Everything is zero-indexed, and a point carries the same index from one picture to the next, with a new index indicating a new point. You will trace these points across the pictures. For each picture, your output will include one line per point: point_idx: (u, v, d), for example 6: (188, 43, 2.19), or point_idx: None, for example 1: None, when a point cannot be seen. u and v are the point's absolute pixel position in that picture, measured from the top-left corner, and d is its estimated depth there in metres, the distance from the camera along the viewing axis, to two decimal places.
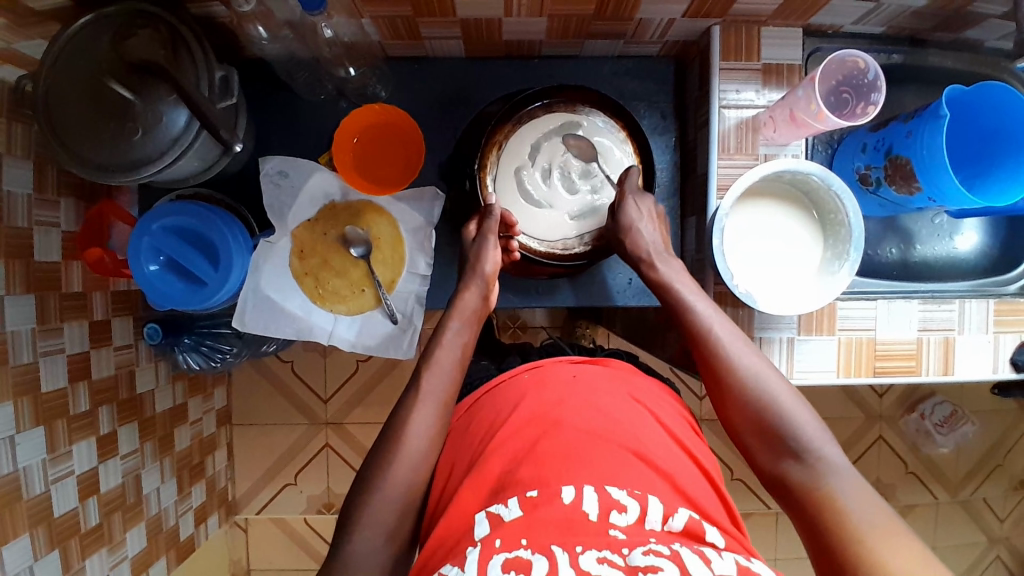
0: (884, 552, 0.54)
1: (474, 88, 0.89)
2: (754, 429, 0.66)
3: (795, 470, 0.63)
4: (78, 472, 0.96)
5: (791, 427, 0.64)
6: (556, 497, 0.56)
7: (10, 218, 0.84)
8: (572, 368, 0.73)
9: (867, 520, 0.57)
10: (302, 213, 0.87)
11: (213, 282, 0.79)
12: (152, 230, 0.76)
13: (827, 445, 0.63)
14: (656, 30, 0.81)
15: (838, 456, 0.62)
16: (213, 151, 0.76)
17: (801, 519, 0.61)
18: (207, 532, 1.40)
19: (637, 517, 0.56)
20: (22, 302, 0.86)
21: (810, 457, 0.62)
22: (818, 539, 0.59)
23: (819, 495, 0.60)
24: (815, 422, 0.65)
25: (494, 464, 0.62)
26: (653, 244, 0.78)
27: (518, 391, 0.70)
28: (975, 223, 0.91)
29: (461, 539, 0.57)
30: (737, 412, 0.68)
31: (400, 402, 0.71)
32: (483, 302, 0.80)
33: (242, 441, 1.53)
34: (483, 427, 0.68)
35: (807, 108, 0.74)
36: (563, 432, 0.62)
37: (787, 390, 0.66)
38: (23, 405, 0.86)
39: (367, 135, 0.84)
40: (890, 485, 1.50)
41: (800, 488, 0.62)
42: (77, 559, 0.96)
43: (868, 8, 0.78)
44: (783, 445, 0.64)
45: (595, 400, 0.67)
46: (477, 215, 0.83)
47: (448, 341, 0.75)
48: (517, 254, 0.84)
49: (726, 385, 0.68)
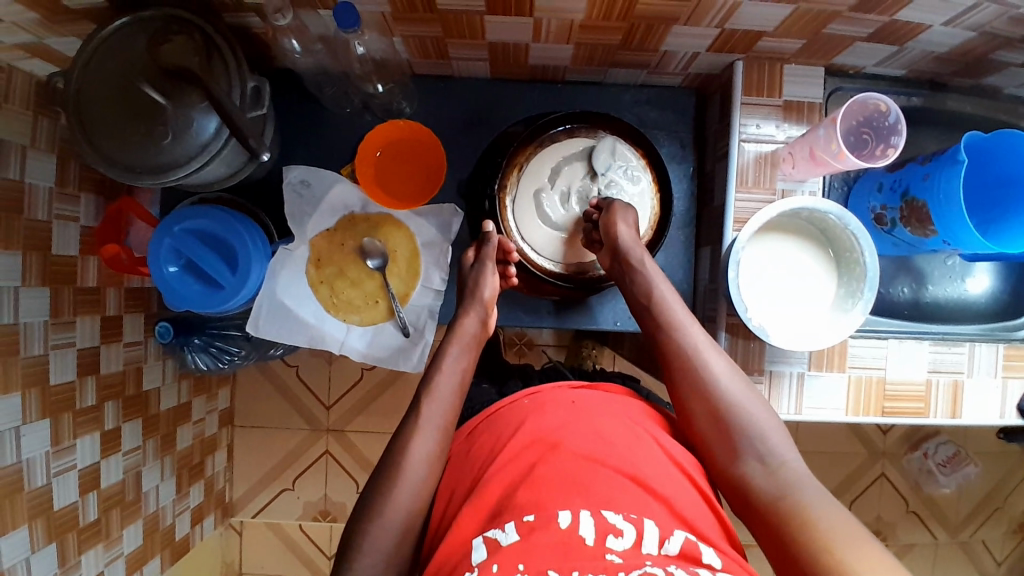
0: (851, 545, 0.55)
1: (497, 109, 0.90)
2: (719, 432, 0.67)
3: (758, 473, 0.64)
4: (80, 466, 0.96)
5: (757, 430, 0.66)
6: (552, 521, 0.57)
7: (32, 210, 0.86)
8: (570, 394, 0.72)
9: (833, 521, 0.58)
10: (322, 223, 0.88)
11: (230, 286, 0.80)
12: (174, 232, 0.78)
13: (789, 451, 0.65)
14: (680, 62, 0.82)
15: (799, 464, 0.64)
16: (239, 157, 0.77)
17: (767, 522, 0.61)
18: (202, 532, 1.40)
19: (633, 540, 0.56)
20: (38, 295, 0.87)
21: (774, 462, 0.64)
22: (787, 541, 0.58)
23: (784, 497, 0.61)
24: (778, 428, 0.67)
25: (492, 489, 0.62)
26: (633, 242, 0.79)
27: (519, 416, 0.69)
28: (987, 267, 0.91)
29: (459, 564, 0.58)
30: (701, 415, 0.69)
31: (401, 424, 0.71)
32: (483, 327, 0.81)
33: (242, 443, 1.54)
34: (485, 451, 0.68)
35: (827, 147, 0.74)
36: (560, 457, 0.62)
37: (753, 397, 0.69)
38: (31, 397, 0.87)
39: (390, 149, 0.85)
40: (890, 524, 1.49)
41: (762, 492, 0.63)
42: (73, 554, 0.96)
43: (892, 50, 0.79)
44: (751, 448, 0.65)
45: (596, 423, 0.67)
46: (476, 243, 0.86)
47: (449, 365, 0.76)
48: (516, 279, 0.85)
49: (697, 385, 0.70)
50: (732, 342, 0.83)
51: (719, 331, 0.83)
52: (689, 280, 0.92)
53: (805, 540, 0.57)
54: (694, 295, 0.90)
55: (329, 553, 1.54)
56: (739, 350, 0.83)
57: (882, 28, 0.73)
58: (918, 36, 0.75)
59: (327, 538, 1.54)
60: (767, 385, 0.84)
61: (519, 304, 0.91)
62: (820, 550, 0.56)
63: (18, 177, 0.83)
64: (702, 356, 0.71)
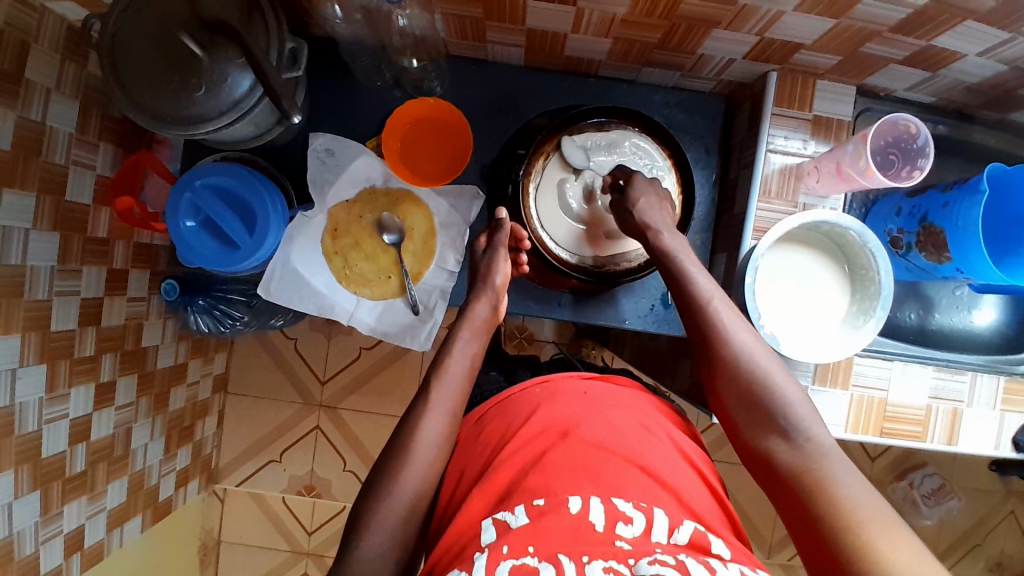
0: (877, 529, 0.54)
1: (528, 96, 0.90)
2: (745, 405, 0.66)
3: (782, 449, 0.63)
4: (72, 416, 0.96)
5: (784, 405, 0.64)
6: (563, 506, 0.58)
7: (49, 152, 0.85)
8: (582, 384, 0.74)
9: (863, 502, 0.57)
10: (343, 194, 0.88)
11: (245, 247, 0.79)
12: (194, 187, 0.78)
13: (816, 425, 0.63)
14: (714, 67, 0.83)
15: (828, 439, 0.62)
16: (269, 118, 0.77)
17: (787, 494, 0.61)
18: (185, 496, 1.39)
19: (643, 528, 0.57)
20: (47, 239, 0.87)
21: (799, 437, 0.62)
22: (806, 517, 0.58)
23: (808, 475, 0.60)
24: (806, 402, 0.65)
25: (503, 475, 0.64)
26: (658, 218, 0.77)
27: (530, 404, 0.71)
28: (994, 299, 0.91)
29: (468, 544, 0.59)
30: (727, 386, 0.68)
31: (410, 407, 0.71)
32: (494, 312, 0.81)
33: (233, 410, 1.53)
34: (496, 436, 0.69)
35: (855, 163, 0.75)
36: (572, 444, 0.64)
37: (779, 368, 0.66)
38: (31, 341, 0.86)
39: (417, 127, 0.85)
40: None
41: (786, 468, 0.62)
42: (56, 504, 0.95)
43: (924, 76, 0.80)
44: (775, 423, 0.64)
45: (608, 417, 0.69)
46: (488, 229, 0.86)
47: (458, 351, 0.76)
48: (526, 267, 0.86)
49: (722, 357, 0.68)
50: None
51: None
52: None
53: (826, 520, 0.56)
54: None
55: (309, 529, 1.54)
56: None
57: (917, 53, 0.74)
58: (951, 64, 0.76)
59: (310, 514, 1.54)
60: None
61: (531, 293, 0.91)
62: (841, 532, 0.55)
63: (40, 119, 0.83)
64: (728, 329, 0.69)
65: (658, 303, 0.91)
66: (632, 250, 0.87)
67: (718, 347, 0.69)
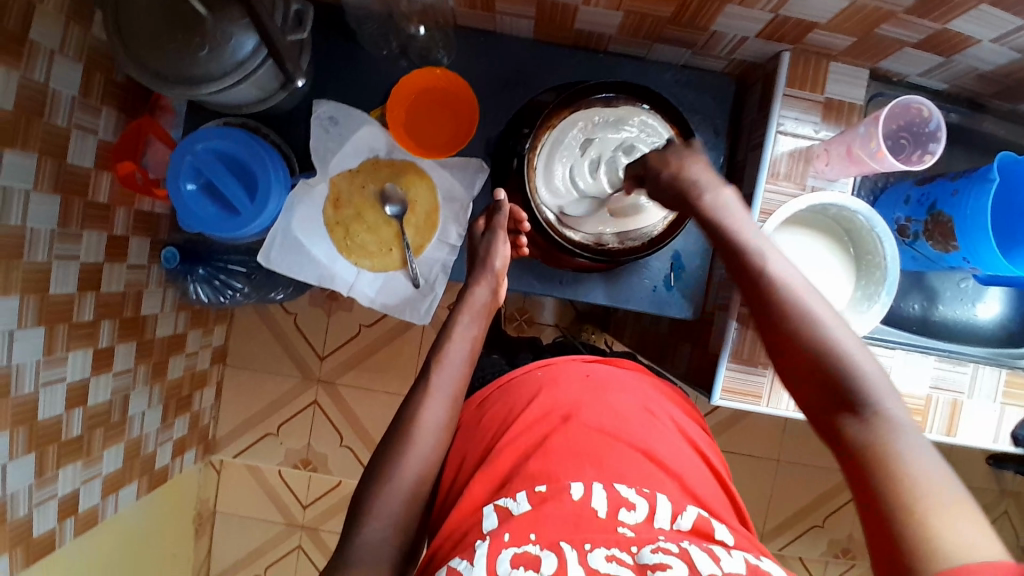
0: (950, 517, 0.47)
1: (537, 70, 0.88)
2: (806, 376, 0.57)
3: (849, 425, 0.54)
4: (69, 380, 0.96)
5: (852, 374, 0.55)
6: (565, 492, 0.59)
7: (53, 115, 0.84)
8: (583, 367, 0.77)
9: (934, 483, 0.49)
10: (346, 162, 0.87)
11: (246, 213, 0.79)
12: (196, 150, 0.77)
13: (889, 396, 0.54)
14: (726, 45, 0.81)
15: (902, 412, 0.54)
16: (272, 82, 0.76)
17: (853, 475, 0.53)
18: (182, 465, 1.40)
19: (645, 515, 0.59)
20: (48, 202, 0.86)
21: (868, 410, 0.54)
22: (868, 498, 0.51)
23: (877, 454, 0.52)
24: (878, 368, 0.56)
25: (505, 459, 0.65)
26: (706, 177, 0.67)
27: (532, 388, 0.74)
28: (998, 293, 0.91)
29: (470, 530, 0.60)
30: (785, 354, 0.59)
31: (411, 392, 0.72)
32: (493, 296, 0.82)
33: (232, 383, 1.53)
34: (497, 420, 0.71)
35: (866, 144, 0.75)
36: (573, 429, 0.67)
37: (847, 333, 0.58)
38: (30, 303, 0.85)
39: (423, 98, 0.84)
40: (861, 543, 1.50)
41: (854, 447, 0.54)
42: (51, 467, 0.95)
43: (938, 61, 0.78)
44: (841, 395, 0.55)
45: (609, 402, 0.71)
46: (486, 212, 0.86)
47: (459, 334, 0.77)
48: (526, 249, 0.87)
49: (779, 322, 0.59)
50: (741, 331, 0.84)
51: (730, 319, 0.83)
52: (704, 265, 0.92)
53: (894, 508, 0.49)
54: (708, 280, 0.92)
55: (305, 502, 1.55)
56: (747, 340, 0.84)
57: (932, 36, 0.73)
58: (966, 50, 0.75)
59: (305, 487, 1.54)
60: (770, 377, 0.85)
61: (533, 270, 0.91)
62: (908, 523, 0.48)
63: (43, 80, 0.82)
64: (787, 290, 0.60)
65: (660, 284, 0.92)
66: (638, 229, 0.84)
67: (774, 312, 0.60)
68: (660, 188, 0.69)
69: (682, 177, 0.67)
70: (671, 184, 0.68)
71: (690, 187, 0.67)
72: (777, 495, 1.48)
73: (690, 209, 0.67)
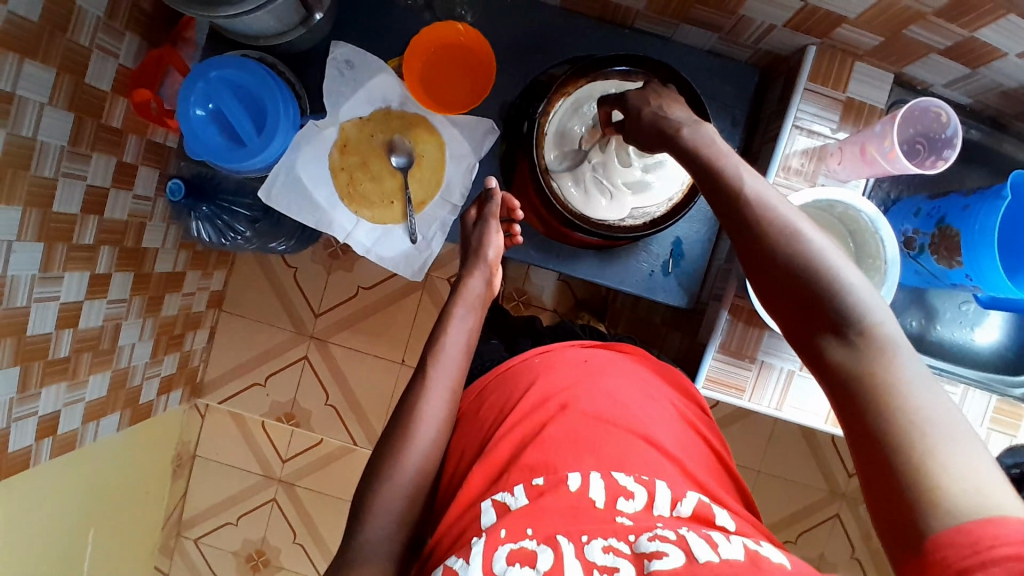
0: (944, 444, 0.48)
1: (560, 38, 0.88)
2: (792, 302, 0.57)
3: (836, 349, 0.54)
4: (62, 300, 0.95)
5: (840, 296, 0.55)
6: (563, 484, 0.59)
7: (76, 32, 0.84)
8: (582, 353, 0.77)
9: (935, 413, 0.49)
10: (357, 110, 0.87)
11: (252, 145, 0.80)
12: (208, 77, 0.78)
13: (878, 313, 0.54)
14: (753, 33, 0.80)
15: (894, 328, 0.54)
16: (293, 16, 0.78)
17: (844, 403, 0.54)
18: (166, 404, 1.40)
19: (645, 503, 0.59)
20: (61, 118, 0.85)
21: (854, 333, 0.54)
22: (861, 429, 0.51)
23: (865, 380, 0.52)
24: (868, 284, 0.55)
25: (503, 449, 0.65)
26: (686, 115, 0.69)
27: (530, 375, 0.73)
28: (999, 321, 0.89)
29: (467, 528, 0.59)
30: (769, 281, 0.58)
31: (409, 383, 0.73)
32: (488, 287, 0.82)
33: (226, 329, 1.54)
34: (495, 410, 0.71)
35: (880, 144, 0.74)
36: (571, 416, 0.67)
37: (836, 254, 0.56)
38: (32, 216, 0.85)
39: (440, 53, 0.84)
40: (832, 564, 1.49)
41: (841, 370, 0.54)
42: (35, 384, 0.95)
43: (963, 72, 0.77)
44: (828, 319, 0.55)
45: (608, 387, 0.71)
46: (478, 201, 0.86)
47: (455, 327, 0.77)
48: (520, 238, 0.88)
49: (761, 244, 0.58)
50: (732, 323, 0.83)
51: (723, 308, 0.83)
52: (704, 257, 0.91)
53: (888, 439, 0.50)
54: (705, 270, 0.92)
55: (284, 456, 1.55)
56: (737, 332, 0.84)
57: (959, 44, 0.71)
58: (992, 63, 0.73)
59: (286, 441, 1.55)
60: (755, 373, 0.84)
61: (534, 241, 0.91)
62: (900, 452, 0.49)
63: None
64: (766, 211, 0.59)
65: (657, 269, 0.91)
66: (641, 208, 0.83)
67: (759, 236, 0.58)
68: (642, 127, 0.71)
69: (662, 118, 0.69)
70: (653, 124, 0.70)
71: (669, 126, 0.68)
72: None
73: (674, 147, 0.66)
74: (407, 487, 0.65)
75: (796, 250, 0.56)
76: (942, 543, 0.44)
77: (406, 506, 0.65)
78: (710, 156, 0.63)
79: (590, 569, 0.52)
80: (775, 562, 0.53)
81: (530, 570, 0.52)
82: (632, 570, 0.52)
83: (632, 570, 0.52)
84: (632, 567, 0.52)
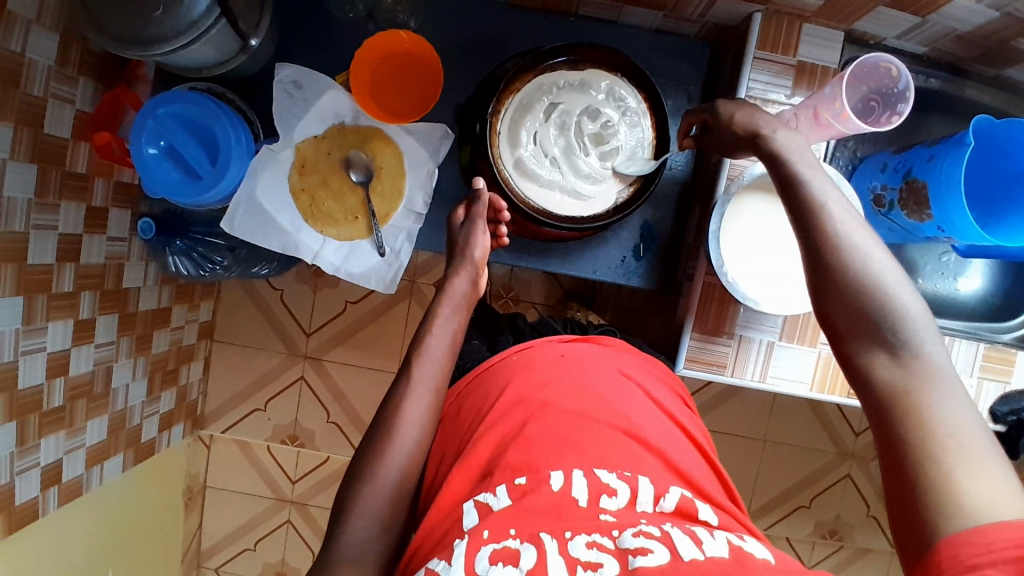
0: (967, 466, 0.48)
1: (506, 35, 0.87)
2: (849, 314, 0.57)
3: (883, 365, 0.55)
4: (50, 350, 0.96)
5: (894, 320, 0.55)
6: (545, 483, 0.59)
7: (28, 84, 0.84)
8: (560, 348, 0.76)
9: (964, 433, 0.50)
10: (310, 129, 0.86)
11: (208, 177, 0.80)
12: (157, 114, 0.77)
13: (930, 342, 0.54)
14: (697, 7, 0.80)
15: (938, 354, 0.54)
16: (232, 44, 0.77)
17: (880, 423, 0.54)
18: (169, 439, 1.41)
19: (627, 500, 0.59)
20: (24, 171, 0.85)
21: (906, 354, 0.54)
22: (892, 449, 0.52)
23: (903, 398, 0.53)
24: (929, 321, 0.55)
25: (481, 451, 0.65)
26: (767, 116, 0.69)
27: (506, 374, 0.73)
28: (981, 267, 0.88)
29: (450, 530, 0.59)
30: (825, 287, 0.59)
31: (394, 385, 0.72)
32: (473, 286, 0.81)
33: (221, 359, 1.54)
34: (472, 414, 0.71)
35: (830, 106, 0.72)
36: (550, 414, 0.66)
37: (893, 271, 0.57)
38: (8, 271, 0.85)
39: (385, 63, 0.83)
40: (848, 524, 1.49)
41: (884, 386, 0.54)
42: (33, 436, 0.95)
43: (914, 22, 0.76)
44: (880, 337, 0.55)
45: (584, 380, 0.71)
46: (467, 201, 0.83)
47: (440, 327, 0.76)
48: (505, 237, 0.87)
49: (836, 252, 0.59)
50: (709, 300, 0.83)
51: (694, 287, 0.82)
52: (676, 238, 0.91)
53: (913, 456, 0.50)
54: (678, 249, 0.92)
55: (294, 477, 1.56)
56: (712, 309, 0.83)
57: None
58: (940, 10, 0.72)
59: (294, 462, 1.55)
60: (734, 348, 0.84)
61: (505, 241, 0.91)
62: (923, 461, 0.50)
63: (19, 49, 0.81)
64: (844, 225, 0.59)
65: (630, 254, 0.91)
66: (603, 196, 0.82)
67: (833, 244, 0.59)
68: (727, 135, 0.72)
69: (755, 116, 0.69)
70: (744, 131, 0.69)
71: (762, 127, 0.68)
72: (764, 477, 1.47)
73: (759, 148, 0.67)
74: (399, 502, 0.65)
75: (870, 263, 0.57)
76: (957, 543, 0.46)
77: (401, 521, 0.65)
78: (791, 168, 0.64)
79: (575, 566, 0.52)
80: (759, 560, 0.53)
81: (512, 570, 0.51)
82: (616, 566, 0.51)
83: (617, 565, 0.51)
84: (617, 562, 0.52)
